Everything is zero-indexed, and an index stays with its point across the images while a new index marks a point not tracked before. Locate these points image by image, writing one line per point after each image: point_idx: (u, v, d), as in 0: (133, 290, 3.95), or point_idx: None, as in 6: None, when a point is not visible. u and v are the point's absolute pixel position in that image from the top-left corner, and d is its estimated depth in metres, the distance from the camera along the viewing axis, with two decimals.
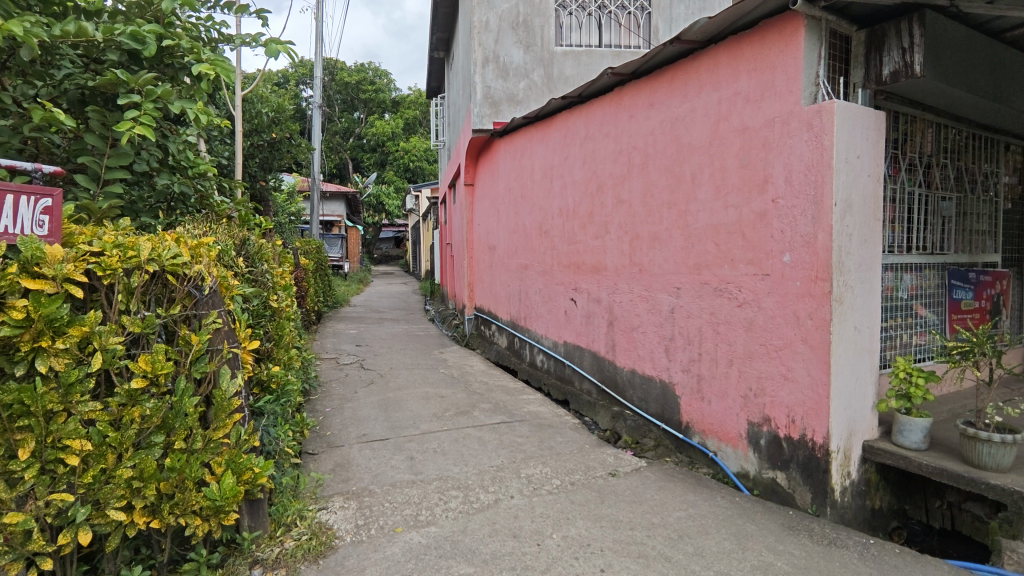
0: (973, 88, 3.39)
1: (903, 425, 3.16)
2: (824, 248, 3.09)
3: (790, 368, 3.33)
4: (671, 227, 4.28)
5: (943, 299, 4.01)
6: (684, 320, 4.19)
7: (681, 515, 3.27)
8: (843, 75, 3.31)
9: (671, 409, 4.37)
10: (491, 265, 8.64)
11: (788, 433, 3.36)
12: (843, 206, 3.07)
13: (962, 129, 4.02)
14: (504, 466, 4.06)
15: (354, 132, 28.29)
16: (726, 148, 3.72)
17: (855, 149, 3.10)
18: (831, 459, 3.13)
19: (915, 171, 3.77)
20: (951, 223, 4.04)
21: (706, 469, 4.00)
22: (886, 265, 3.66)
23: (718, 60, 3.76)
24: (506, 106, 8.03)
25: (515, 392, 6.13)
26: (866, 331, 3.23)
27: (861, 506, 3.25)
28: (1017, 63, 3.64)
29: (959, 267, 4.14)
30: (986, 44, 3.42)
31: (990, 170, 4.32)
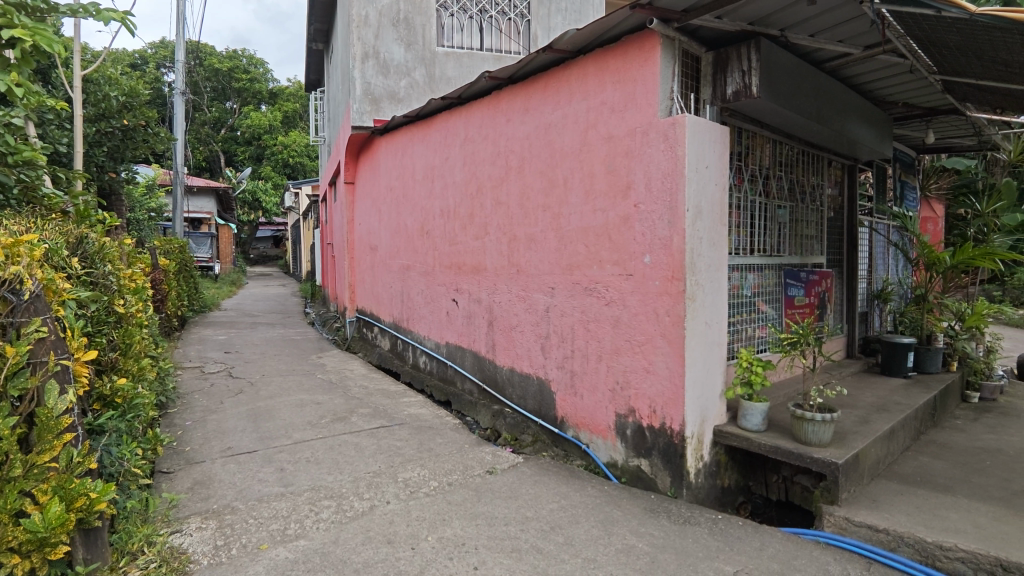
0: (800, 109, 3.85)
1: (746, 410, 3.51)
2: (678, 250, 3.35)
3: (651, 362, 3.57)
4: (546, 230, 4.42)
5: (779, 296, 4.52)
6: (558, 319, 4.35)
7: (554, 507, 3.39)
8: (695, 92, 3.63)
9: (548, 404, 4.54)
10: (373, 266, 8.41)
11: (650, 422, 3.61)
12: (694, 212, 3.35)
13: (794, 146, 4.57)
14: (381, 471, 3.97)
15: (226, 123, 26.29)
16: (594, 155, 3.92)
17: (704, 160, 3.39)
18: (686, 444, 3.40)
19: (756, 181, 4.23)
20: (786, 229, 4.58)
21: (579, 461, 4.19)
22: (733, 266, 4.07)
23: (587, 70, 3.95)
24: (387, 104, 7.88)
25: (396, 395, 6.02)
26: (716, 326, 3.55)
27: (712, 486, 3.57)
28: (835, 91, 4.19)
29: (792, 268, 4.69)
30: (811, 72, 3.90)
31: (817, 183, 4.95)
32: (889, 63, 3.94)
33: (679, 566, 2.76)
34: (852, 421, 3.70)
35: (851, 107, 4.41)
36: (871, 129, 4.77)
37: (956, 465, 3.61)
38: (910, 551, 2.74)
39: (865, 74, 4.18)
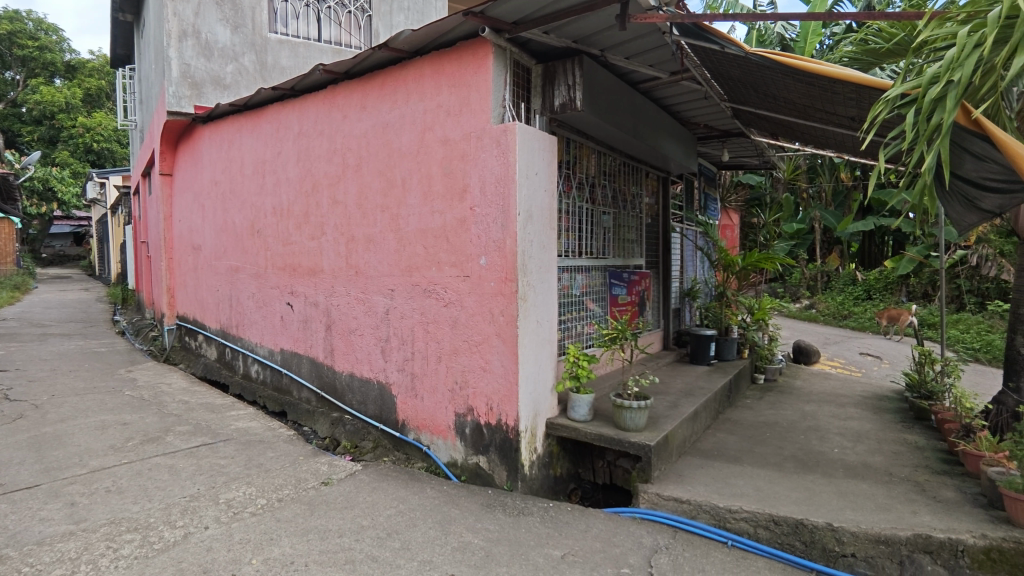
0: (619, 124, 4.23)
1: (574, 402, 3.77)
2: (510, 252, 3.49)
3: (487, 361, 3.68)
4: (384, 230, 4.34)
5: (605, 295, 4.96)
6: (397, 321, 4.29)
7: (391, 512, 3.34)
8: (525, 102, 3.81)
9: (388, 408, 4.46)
10: (195, 267, 7.60)
11: (487, 419, 3.71)
12: (524, 216, 3.51)
13: (616, 157, 5.02)
14: (200, 494, 3.59)
15: (6, 97, 22.06)
16: (431, 157, 3.94)
17: (533, 167, 3.57)
18: (520, 438, 3.56)
19: (583, 189, 4.60)
20: (610, 233, 5.01)
21: (420, 463, 4.18)
22: (563, 267, 4.37)
23: (423, 72, 3.95)
24: (210, 89, 7.15)
25: (222, 409, 5.50)
26: (546, 324, 3.75)
27: (545, 476, 3.78)
28: (648, 109, 4.66)
29: (616, 268, 5.13)
30: (627, 91, 4.29)
31: (636, 192, 5.49)
32: (690, 89, 4.47)
33: (511, 556, 2.87)
34: (665, 406, 4.14)
35: (661, 125, 4.93)
36: (679, 146, 5.39)
37: (745, 439, 4.20)
38: (707, 516, 3.13)
39: (672, 97, 4.71)
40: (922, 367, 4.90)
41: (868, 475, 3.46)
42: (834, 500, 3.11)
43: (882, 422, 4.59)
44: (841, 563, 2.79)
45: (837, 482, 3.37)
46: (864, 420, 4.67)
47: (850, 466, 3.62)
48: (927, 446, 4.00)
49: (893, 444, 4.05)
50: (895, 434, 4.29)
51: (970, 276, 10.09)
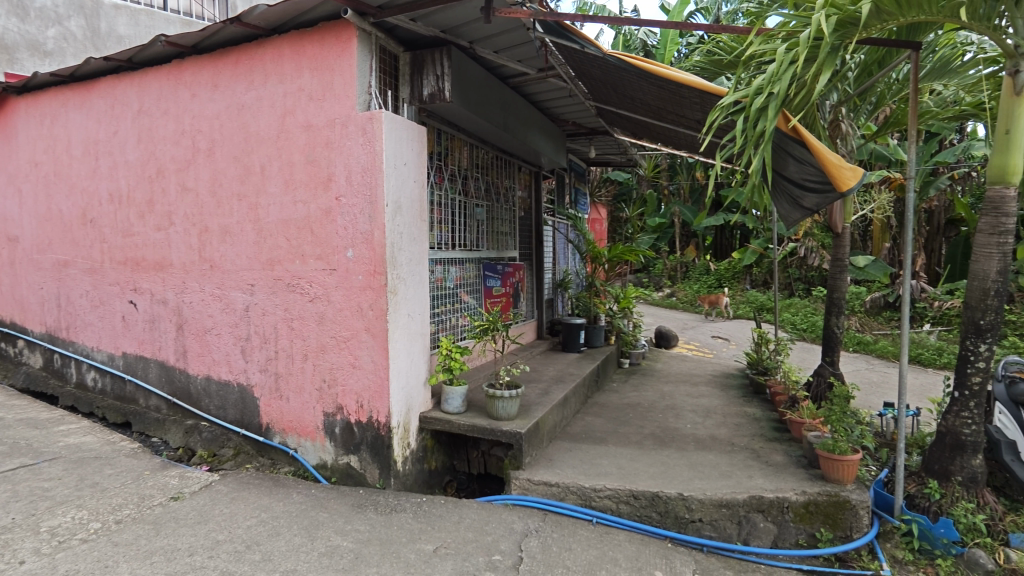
0: (489, 117, 4.28)
1: (447, 394, 3.77)
2: (379, 244, 3.38)
3: (356, 357, 3.55)
4: (241, 221, 4.02)
5: (479, 287, 5.01)
6: (259, 318, 4.01)
7: (252, 523, 3.12)
8: (393, 90, 3.71)
9: (250, 412, 4.16)
10: (12, 263, 6.54)
11: (357, 417, 3.59)
12: (393, 207, 3.42)
13: (488, 151, 5.09)
14: (15, 524, 3.10)
15: None
16: (292, 143, 3.70)
17: (402, 157, 3.49)
18: (392, 435, 3.48)
19: (455, 181, 4.61)
20: (483, 226, 5.08)
21: (287, 468, 3.96)
22: (436, 259, 4.36)
23: (282, 52, 3.70)
24: (27, 56, 6.13)
25: (48, 424, 4.80)
26: (418, 317, 3.70)
27: (419, 470, 3.75)
28: (518, 104, 4.76)
29: (490, 261, 5.20)
30: (497, 85, 4.35)
31: (509, 185, 5.60)
32: (557, 87, 4.63)
33: (382, 555, 2.80)
34: (536, 394, 4.27)
35: (531, 121, 5.06)
36: (549, 142, 5.58)
37: (610, 420, 4.46)
38: (574, 497, 3.27)
39: (541, 94, 4.85)
40: (759, 347, 5.52)
41: (714, 446, 3.83)
42: (686, 471, 3.40)
43: (727, 398, 5.10)
44: (690, 528, 3.06)
45: (689, 454, 3.68)
46: (713, 396, 5.17)
47: (700, 439, 3.98)
48: (762, 417, 4.51)
49: (735, 417, 4.52)
50: (737, 408, 4.79)
51: (800, 266, 11.52)
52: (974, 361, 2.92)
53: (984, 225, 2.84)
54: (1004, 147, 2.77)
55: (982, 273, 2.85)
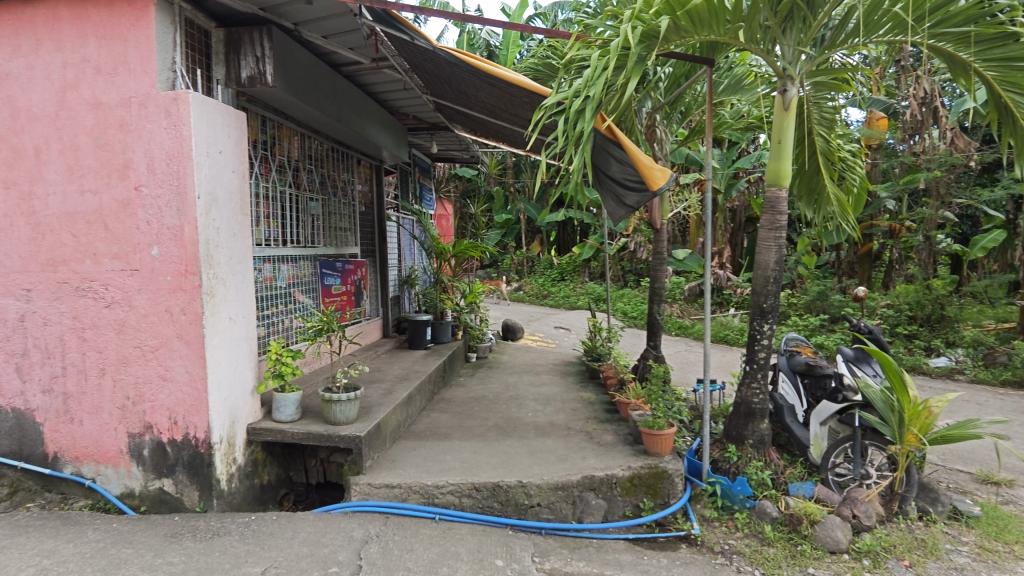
0: (319, 106, 4.04)
1: (278, 402, 3.51)
2: (190, 241, 3.02)
3: (167, 368, 3.14)
4: (10, 213, 3.34)
5: (316, 286, 4.73)
6: (38, 329, 3.37)
7: (30, 573, 2.61)
8: (205, 69, 3.33)
9: (31, 441, 3.49)
10: None
11: (171, 436, 3.19)
12: (207, 199, 3.08)
13: (322, 142, 4.83)
14: None
15: None
16: (77, 123, 3.16)
17: (216, 144, 3.15)
18: (214, 451, 3.15)
19: (284, 172, 4.29)
20: (318, 221, 4.80)
21: (82, 502, 3.40)
22: (263, 257, 4.03)
23: (59, 14, 3.14)
24: None
25: None
26: (241, 320, 3.38)
27: (249, 486, 3.45)
28: (352, 94, 4.56)
29: (328, 258, 4.94)
30: (327, 72, 4.12)
31: (347, 179, 5.37)
32: (393, 78, 4.51)
33: None
34: (378, 395, 4.14)
35: (368, 112, 4.88)
36: (388, 135, 5.44)
37: (456, 415, 4.48)
38: (416, 496, 3.22)
39: (377, 85, 4.70)
40: (594, 335, 5.91)
41: (552, 432, 4.02)
42: (526, 459, 3.52)
43: (565, 385, 5.39)
44: (530, 513, 3.18)
45: (529, 442, 3.82)
46: (553, 384, 5.43)
47: (539, 426, 4.15)
48: (596, 400, 4.84)
49: (572, 402, 4.80)
50: (575, 393, 5.08)
51: (630, 259, 12.57)
52: (760, 339, 3.38)
53: (765, 221, 3.29)
54: (778, 154, 3.23)
55: (764, 263, 3.30)
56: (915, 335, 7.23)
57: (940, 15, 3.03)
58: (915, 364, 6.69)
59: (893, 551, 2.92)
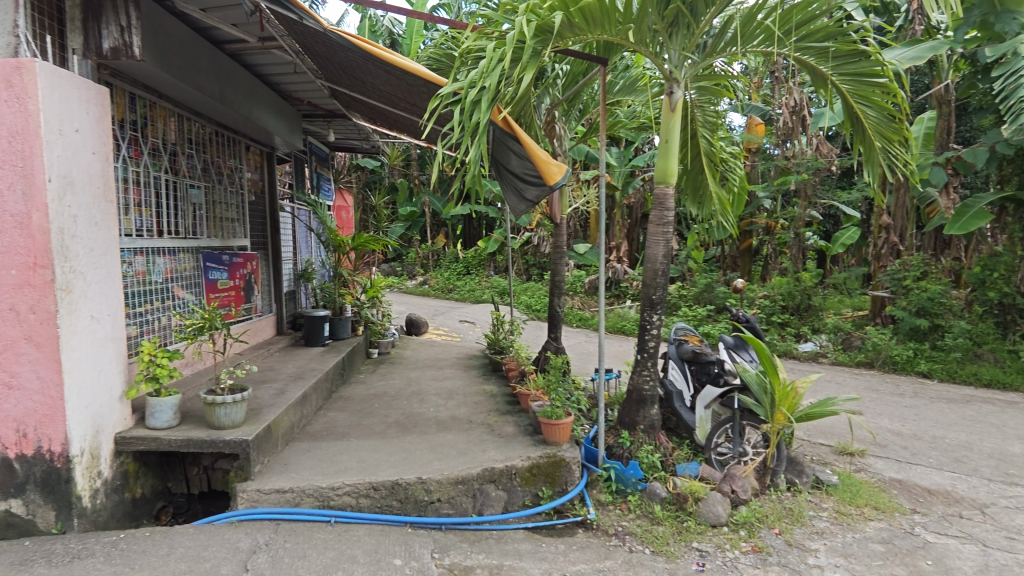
0: (198, 85, 3.73)
1: (153, 407, 3.21)
2: (40, 230, 2.67)
3: (13, 374, 2.77)
4: None
5: (198, 280, 4.37)
6: None
7: None
8: (57, 37, 2.94)
9: None
10: None
11: (19, 451, 2.82)
12: (60, 183, 2.73)
13: (203, 124, 4.47)
14: None
15: None
16: None
17: (71, 122, 2.80)
18: (73, 465, 2.82)
19: (159, 156, 3.93)
20: (201, 210, 4.44)
21: None
22: (134, 249, 3.67)
23: None
24: None
25: None
26: (107, 318, 3.05)
27: (119, 501, 3.13)
28: (238, 74, 4.25)
29: (212, 250, 4.58)
30: (206, 49, 3.81)
31: (234, 166, 5.01)
32: (283, 60, 4.25)
33: None
34: (269, 395, 3.91)
35: (256, 95, 4.58)
36: (279, 120, 5.14)
37: (354, 413, 4.34)
38: (310, 500, 3.07)
39: (266, 66, 4.41)
40: (497, 328, 5.95)
41: (453, 426, 4.00)
42: (426, 455, 3.47)
43: (468, 378, 5.39)
44: (429, 509, 3.14)
45: (430, 438, 3.78)
46: (456, 378, 5.41)
47: (441, 421, 4.12)
48: (498, 393, 4.87)
49: (475, 395, 4.80)
50: (477, 387, 5.09)
51: (534, 253, 12.79)
52: (650, 330, 3.55)
53: (653, 217, 3.45)
54: (665, 153, 3.39)
55: (653, 257, 3.46)
56: (787, 323, 7.94)
57: (804, 31, 3.32)
58: (787, 349, 7.37)
59: (765, 521, 3.18)
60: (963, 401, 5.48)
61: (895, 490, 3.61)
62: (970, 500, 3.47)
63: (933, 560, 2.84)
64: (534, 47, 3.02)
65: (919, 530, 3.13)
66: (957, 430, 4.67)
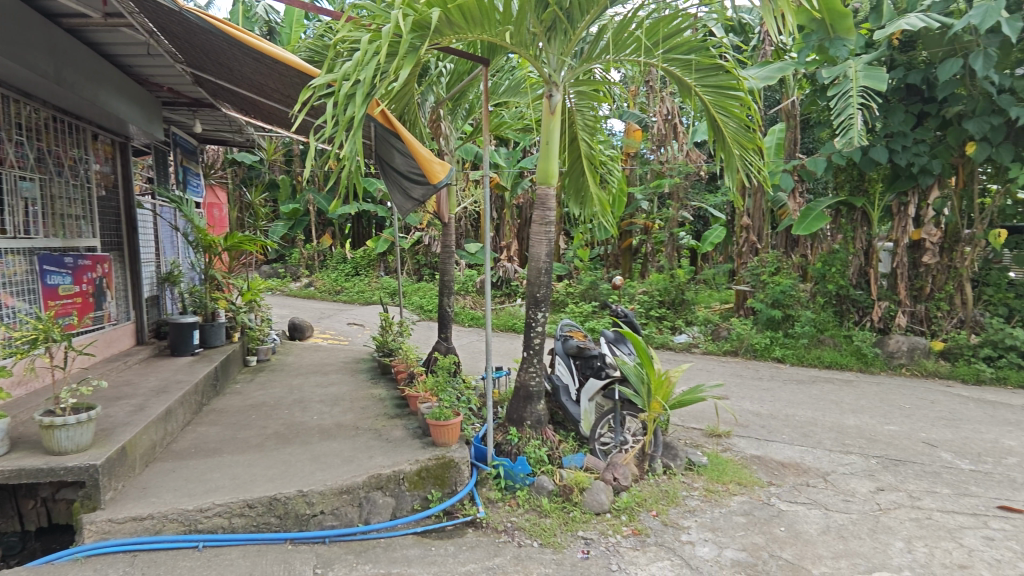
0: (26, 63, 3.26)
1: None
2: None
3: None
4: None
5: (33, 287, 3.82)
6: None
7: None
8: None
9: None
10: None
11: None
12: None
13: (36, 108, 3.92)
14: None
15: None
16: None
17: None
18: None
19: None
20: (35, 206, 3.89)
21: None
22: None
23: None
24: None
25: None
26: None
27: None
28: (78, 53, 3.77)
29: (51, 252, 4.03)
30: (37, 22, 3.34)
31: (78, 157, 4.45)
32: (134, 40, 3.83)
33: None
34: (124, 413, 3.51)
35: (103, 78, 4.10)
36: (133, 107, 4.63)
37: (228, 426, 4.01)
38: (174, 525, 2.79)
39: (114, 46, 3.96)
40: (385, 330, 5.79)
41: (338, 434, 3.83)
42: (307, 466, 3.29)
43: (355, 383, 5.19)
44: (312, 523, 2.98)
45: (312, 447, 3.59)
46: (342, 383, 5.19)
47: (325, 429, 3.93)
48: (387, 396, 4.75)
49: (362, 400, 4.63)
50: (365, 391, 4.92)
51: (425, 253, 12.63)
52: (535, 327, 3.63)
53: (536, 217, 3.51)
54: (546, 154, 3.48)
55: (537, 256, 3.54)
56: (664, 317, 8.50)
57: (670, 44, 3.56)
58: (664, 341, 7.88)
59: (644, 504, 3.37)
60: (810, 382, 6.17)
61: (755, 465, 3.98)
62: (816, 469, 3.90)
63: (785, 526, 3.16)
64: (411, 42, 3.00)
65: (774, 500, 3.47)
66: (805, 408, 5.25)
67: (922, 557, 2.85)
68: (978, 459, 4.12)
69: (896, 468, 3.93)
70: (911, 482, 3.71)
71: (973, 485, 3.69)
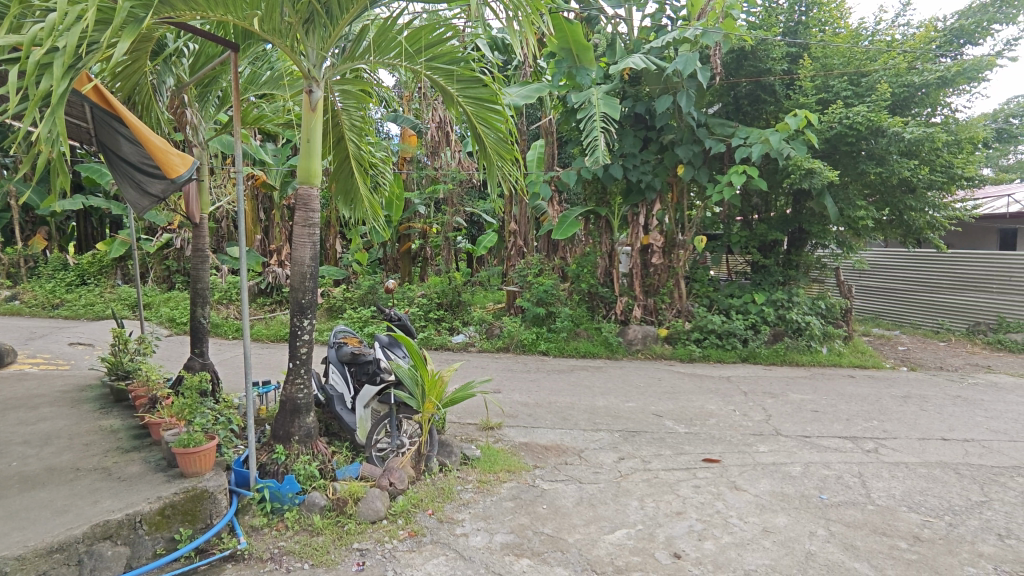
0: None
1: None
2: None
3: None
4: None
5: None
6: None
7: None
8: None
9: None
10: None
11: None
12: None
13: None
14: None
15: None
16: None
17: None
18: None
19: None
20: None
21: None
22: None
23: None
24: None
25: None
26: None
27: None
28: None
29: None
30: None
31: None
32: None
33: None
34: None
35: None
36: None
37: None
38: None
39: None
40: (118, 349, 4.87)
41: (49, 480, 3.11)
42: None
43: (77, 416, 4.28)
44: None
45: (7, 502, 2.84)
46: (57, 417, 4.23)
47: (28, 477, 3.15)
48: (121, 427, 4.01)
49: (86, 435, 3.83)
50: (90, 424, 4.08)
51: (177, 258, 11.01)
52: (301, 335, 3.42)
53: (298, 218, 3.32)
54: (307, 154, 3.29)
55: (300, 259, 3.34)
56: (442, 318, 8.71)
57: (432, 52, 3.67)
58: (442, 342, 8.08)
59: (420, 505, 3.41)
60: (569, 371, 6.92)
61: (522, 451, 4.31)
62: (573, 448, 4.38)
63: (547, 503, 3.48)
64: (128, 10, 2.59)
65: (538, 482, 3.80)
66: (564, 394, 5.87)
67: (651, 511, 3.40)
68: (690, 422, 5.06)
69: (633, 438, 4.63)
70: (644, 448, 4.40)
71: (686, 444, 4.52)
